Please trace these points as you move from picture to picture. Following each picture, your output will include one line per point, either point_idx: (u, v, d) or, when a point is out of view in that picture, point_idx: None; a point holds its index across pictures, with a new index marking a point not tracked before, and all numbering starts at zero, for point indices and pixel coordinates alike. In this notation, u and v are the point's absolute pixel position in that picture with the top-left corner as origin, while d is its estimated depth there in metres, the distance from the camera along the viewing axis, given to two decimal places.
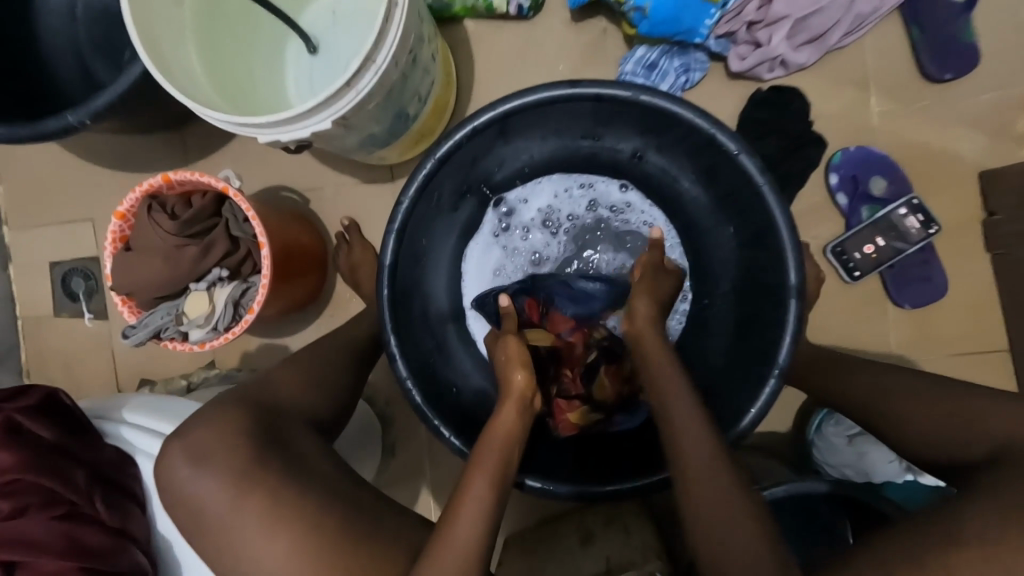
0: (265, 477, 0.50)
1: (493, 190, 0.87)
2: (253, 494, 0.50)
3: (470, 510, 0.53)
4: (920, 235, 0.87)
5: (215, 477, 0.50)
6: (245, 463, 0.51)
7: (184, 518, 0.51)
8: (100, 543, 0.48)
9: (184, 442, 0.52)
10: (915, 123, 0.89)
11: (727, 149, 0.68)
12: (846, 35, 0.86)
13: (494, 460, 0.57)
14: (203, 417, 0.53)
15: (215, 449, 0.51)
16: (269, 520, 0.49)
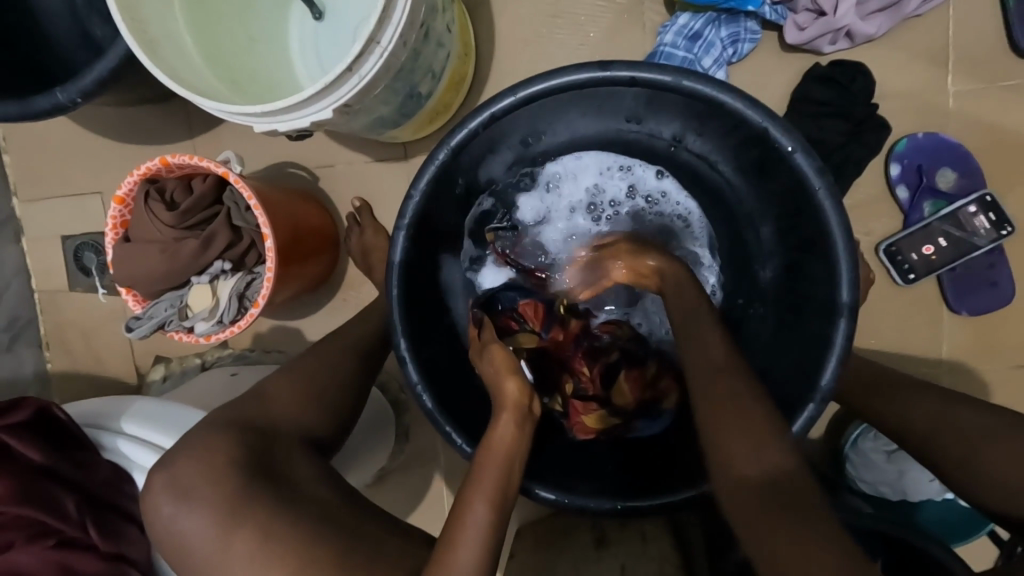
0: (258, 510, 0.48)
1: (523, 165, 0.79)
2: (243, 528, 0.47)
3: (469, 543, 0.50)
4: (989, 236, 0.78)
5: (204, 507, 0.48)
6: (235, 495, 0.48)
7: (178, 545, 0.50)
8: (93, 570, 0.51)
9: (170, 473, 0.50)
10: (998, 105, 0.78)
11: (779, 146, 0.60)
12: (926, 1, 0.74)
13: (494, 480, 0.53)
14: (194, 444, 0.51)
15: (200, 482, 0.49)
16: (260, 555, 0.47)
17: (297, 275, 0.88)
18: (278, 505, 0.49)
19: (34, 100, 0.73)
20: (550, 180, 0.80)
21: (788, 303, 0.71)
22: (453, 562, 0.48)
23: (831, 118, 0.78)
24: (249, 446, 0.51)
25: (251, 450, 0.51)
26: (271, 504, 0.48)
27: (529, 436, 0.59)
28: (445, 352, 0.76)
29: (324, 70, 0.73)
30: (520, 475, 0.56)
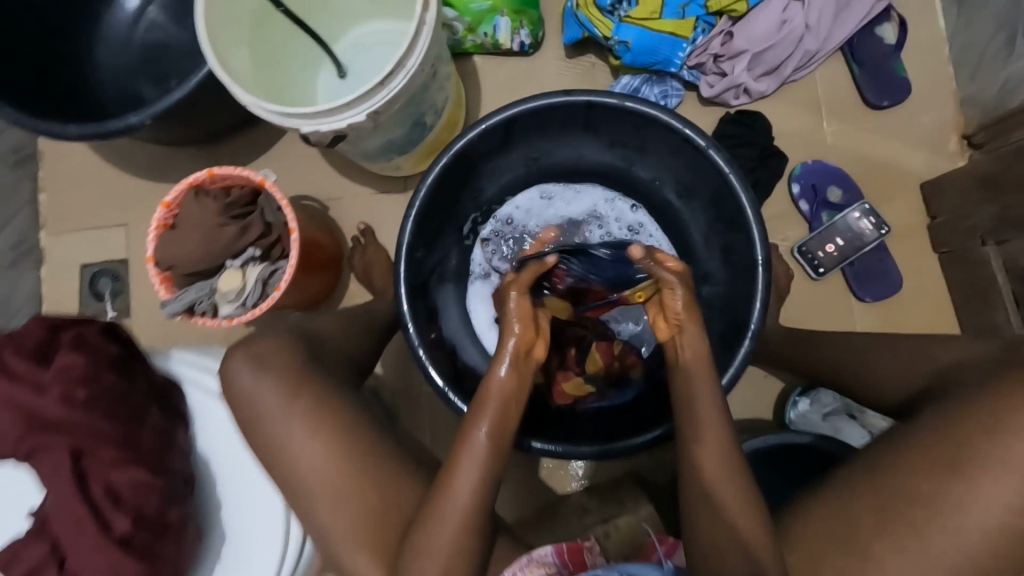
0: (313, 389, 0.59)
1: (512, 189, 1.00)
2: (302, 398, 0.58)
3: (467, 466, 0.56)
4: (875, 235, 0.99)
5: (271, 382, 0.58)
6: (295, 373, 0.59)
7: (243, 409, 0.59)
8: (154, 445, 0.56)
9: (248, 351, 0.60)
10: (864, 142, 1.03)
11: (698, 144, 0.81)
12: (798, 69, 1.01)
13: (496, 409, 0.58)
14: (266, 337, 0.61)
15: (274, 357, 0.59)
16: (313, 419, 0.58)
17: (304, 285, 0.96)
18: (323, 390, 0.59)
19: (109, 122, 0.89)
20: (548, 196, 1.01)
21: (734, 287, 0.87)
22: (453, 484, 0.55)
23: (742, 149, 1.01)
24: (301, 348, 0.62)
25: (303, 353, 0.62)
26: (322, 386, 0.59)
27: (528, 382, 0.60)
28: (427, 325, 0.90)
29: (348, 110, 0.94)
30: (521, 407, 0.59)
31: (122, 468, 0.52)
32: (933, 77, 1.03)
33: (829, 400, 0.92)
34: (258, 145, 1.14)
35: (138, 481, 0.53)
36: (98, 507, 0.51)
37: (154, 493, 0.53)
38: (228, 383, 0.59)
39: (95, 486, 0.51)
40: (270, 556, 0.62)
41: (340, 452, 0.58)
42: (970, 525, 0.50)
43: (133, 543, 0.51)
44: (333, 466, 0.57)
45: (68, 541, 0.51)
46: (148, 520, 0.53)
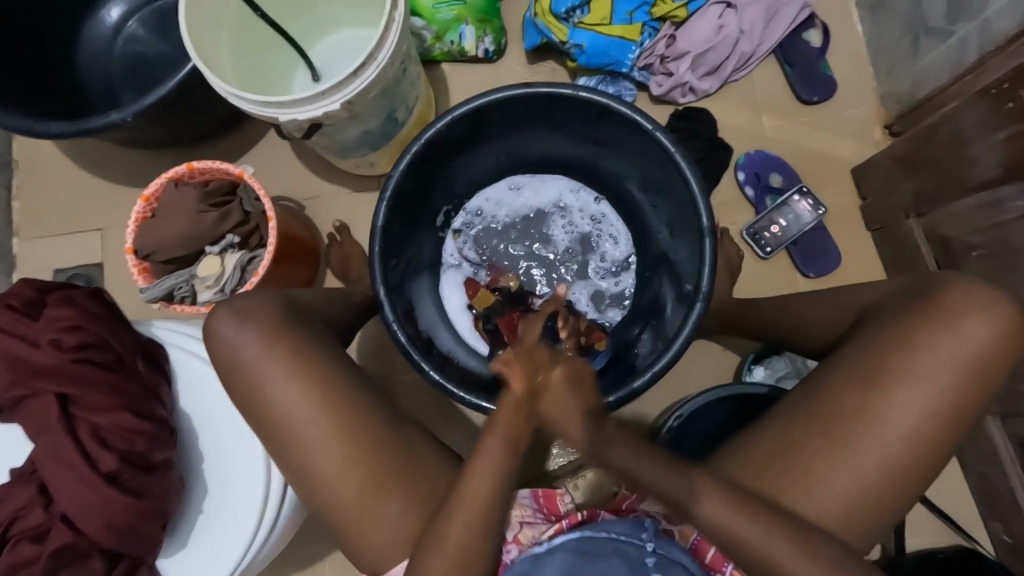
0: (295, 343, 0.63)
1: (482, 183, 1.06)
2: (283, 346, 0.62)
3: (482, 468, 0.59)
4: (813, 215, 1.07)
5: (255, 331, 0.62)
6: (277, 323, 0.63)
7: (229, 361, 0.63)
8: (135, 391, 0.61)
9: (231, 306, 0.64)
10: (800, 134, 1.13)
11: (646, 129, 0.87)
12: (736, 69, 1.12)
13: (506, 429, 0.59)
14: (252, 294, 0.66)
15: (257, 313, 0.63)
16: (294, 371, 0.61)
17: (280, 276, 0.98)
18: (303, 344, 0.63)
19: (92, 119, 0.93)
20: (516, 188, 1.07)
21: (688, 261, 0.92)
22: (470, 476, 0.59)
23: (691, 141, 1.10)
24: (284, 309, 0.66)
25: (285, 313, 0.65)
26: (303, 340, 0.63)
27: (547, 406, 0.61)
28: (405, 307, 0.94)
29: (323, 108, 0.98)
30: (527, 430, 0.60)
31: (106, 413, 0.59)
32: (855, 76, 1.15)
33: (780, 364, 1.00)
34: (237, 150, 1.17)
35: (120, 425, 0.59)
36: (85, 447, 0.58)
37: (137, 436, 0.59)
38: (213, 334, 0.63)
39: (82, 430, 0.58)
40: (250, 503, 0.64)
41: (319, 394, 0.61)
42: (887, 431, 0.63)
43: (119, 480, 0.58)
44: (314, 410, 0.60)
45: (59, 478, 0.57)
46: (132, 460, 0.58)
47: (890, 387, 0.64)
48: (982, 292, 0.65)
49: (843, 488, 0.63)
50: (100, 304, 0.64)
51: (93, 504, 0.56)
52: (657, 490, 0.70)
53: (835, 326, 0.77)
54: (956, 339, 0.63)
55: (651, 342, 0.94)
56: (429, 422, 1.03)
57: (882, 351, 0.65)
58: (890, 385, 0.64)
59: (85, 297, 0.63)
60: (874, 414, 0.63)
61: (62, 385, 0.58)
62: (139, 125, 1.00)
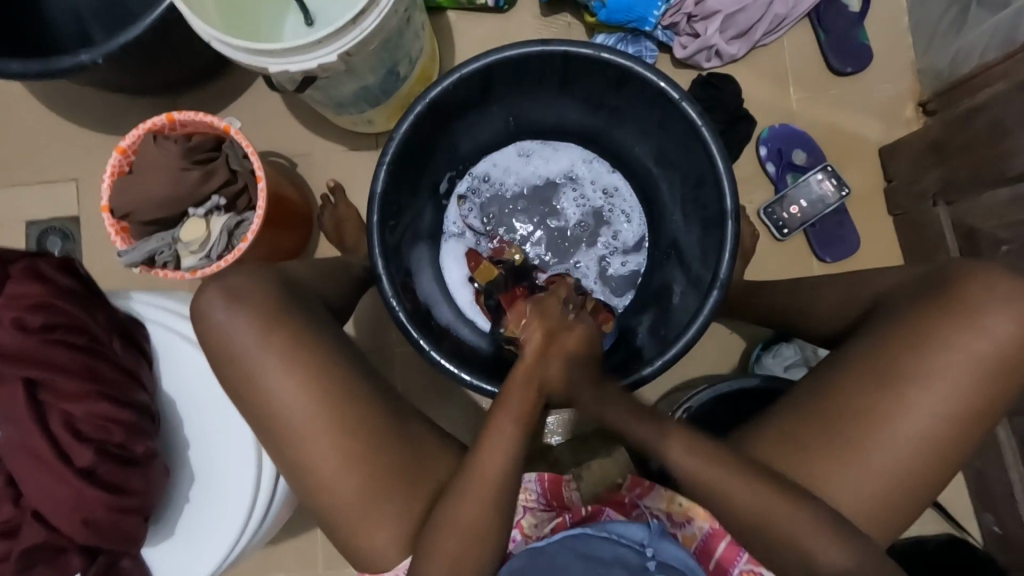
0: (286, 325, 0.58)
1: (489, 147, 0.99)
2: (271, 333, 0.58)
3: (498, 464, 0.57)
4: (835, 197, 1.02)
5: (245, 315, 0.58)
6: (266, 306, 0.58)
7: (216, 347, 0.59)
8: (114, 376, 0.57)
9: (224, 284, 0.59)
10: (828, 108, 1.06)
11: (671, 98, 0.79)
12: (767, 33, 1.04)
13: (518, 407, 0.59)
14: (240, 272, 0.61)
15: (246, 295, 0.58)
16: (284, 358, 0.57)
17: (270, 242, 0.92)
18: (298, 325, 0.59)
19: (58, 58, 0.84)
20: (526, 154, 1.00)
21: (704, 242, 0.87)
22: (484, 467, 0.57)
23: (712, 111, 1.02)
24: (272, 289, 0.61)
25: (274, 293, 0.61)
26: (295, 325, 0.59)
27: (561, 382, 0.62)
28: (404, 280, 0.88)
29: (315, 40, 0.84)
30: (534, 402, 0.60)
31: (80, 400, 0.55)
32: (892, 47, 1.07)
33: (789, 352, 0.97)
34: (223, 98, 1.08)
35: (97, 414, 0.55)
36: (57, 438, 0.54)
37: (115, 426, 0.55)
38: (204, 313, 0.59)
39: (53, 419, 0.54)
40: (240, 494, 0.62)
41: (315, 382, 0.57)
42: (901, 437, 0.59)
43: (96, 474, 0.54)
44: (303, 404, 0.56)
45: (28, 470, 0.53)
46: (110, 452, 0.55)
47: (898, 383, 0.60)
48: (1002, 283, 0.59)
49: (860, 495, 0.59)
50: (71, 276, 0.59)
51: (68, 500, 0.53)
52: (661, 491, 0.67)
53: (843, 315, 0.72)
54: (976, 339, 0.59)
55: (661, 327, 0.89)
56: (426, 397, 1.00)
57: (892, 348, 0.61)
58: (898, 381, 0.59)
59: (52, 270, 0.57)
60: (887, 413, 0.59)
61: (29, 368, 0.53)
62: (112, 66, 0.91)
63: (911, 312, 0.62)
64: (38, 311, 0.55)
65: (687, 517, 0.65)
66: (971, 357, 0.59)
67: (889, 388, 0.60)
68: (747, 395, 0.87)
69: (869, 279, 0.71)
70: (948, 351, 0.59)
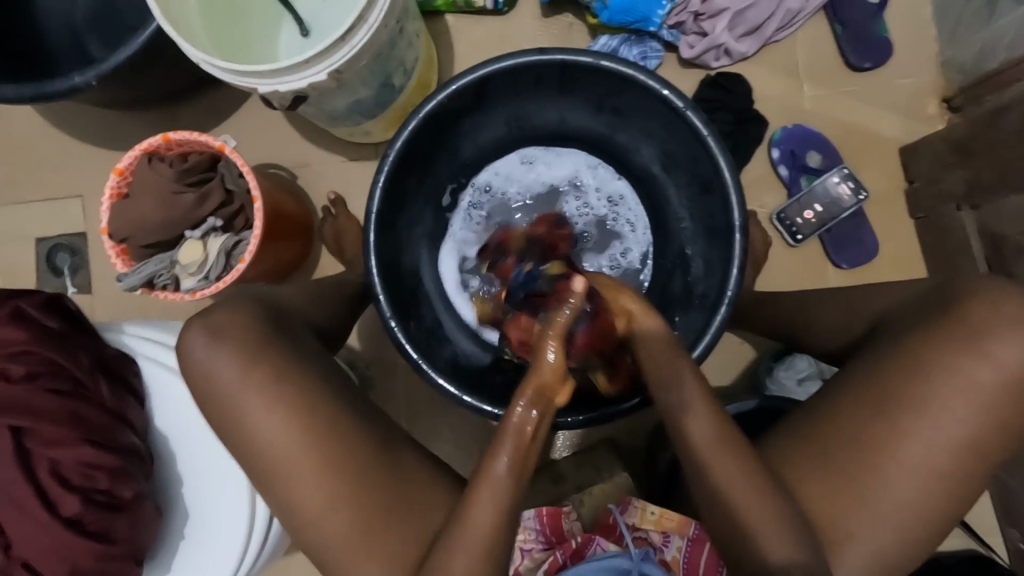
0: (274, 360, 0.58)
1: (489, 156, 0.96)
2: (259, 371, 0.57)
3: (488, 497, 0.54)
4: (852, 200, 0.97)
5: (231, 353, 0.58)
6: (250, 345, 0.58)
7: (202, 387, 0.59)
8: (101, 421, 0.59)
9: (207, 320, 0.59)
10: (845, 106, 1.01)
11: (675, 106, 0.76)
12: (780, 29, 0.99)
13: (512, 443, 0.53)
14: (223, 306, 0.61)
15: (227, 333, 0.58)
16: (270, 395, 0.57)
17: (270, 261, 0.91)
18: (287, 360, 0.59)
19: (52, 82, 0.83)
20: (528, 162, 0.97)
21: (709, 253, 0.84)
22: (471, 512, 0.53)
23: (720, 113, 0.98)
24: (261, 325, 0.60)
25: (262, 327, 0.60)
26: (283, 362, 0.58)
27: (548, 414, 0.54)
28: (401, 294, 0.85)
29: (302, 51, 0.80)
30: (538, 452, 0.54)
31: (64, 448, 0.56)
32: (915, 39, 1.01)
33: (803, 365, 0.93)
34: (221, 109, 1.07)
35: (81, 462, 0.57)
36: (44, 486, 0.55)
37: (101, 472, 0.57)
38: (186, 357, 0.59)
39: (40, 467, 0.56)
40: (234, 534, 0.64)
41: (300, 425, 0.57)
42: (909, 471, 0.56)
43: (82, 523, 0.56)
44: (292, 443, 0.57)
45: (14, 520, 0.55)
46: (96, 499, 0.57)
47: (903, 413, 0.56)
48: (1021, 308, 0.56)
49: (879, 540, 0.56)
50: (56, 317, 0.62)
51: (55, 549, 0.55)
52: (634, 505, 0.70)
53: (846, 330, 0.69)
54: (991, 368, 0.55)
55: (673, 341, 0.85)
56: (428, 413, 0.99)
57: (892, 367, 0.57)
58: (903, 409, 0.56)
59: (37, 313, 0.61)
60: (897, 443, 0.56)
61: (14, 417, 0.56)
62: (106, 85, 0.90)
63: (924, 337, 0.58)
64: (20, 359, 0.58)
65: (663, 534, 0.68)
66: (985, 389, 0.55)
67: (887, 417, 0.57)
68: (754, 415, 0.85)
69: (882, 297, 0.68)
70: (962, 380, 0.55)
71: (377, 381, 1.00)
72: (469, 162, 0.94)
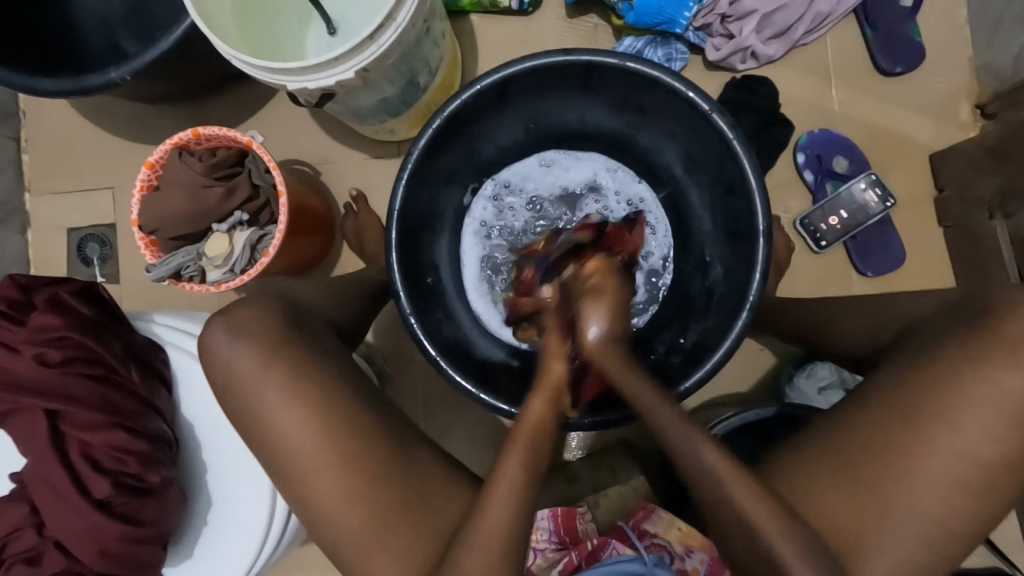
0: (297, 354, 0.59)
1: (510, 157, 0.96)
2: (282, 364, 0.59)
3: (505, 495, 0.54)
4: (879, 207, 0.96)
5: (254, 347, 0.59)
6: (275, 338, 0.59)
7: (226, 379, 0.60)
8: (131, 408, 0.60)
9: (226, 318, 0.60)
10: (874, 110, 1.00)
11: (700, 109, 0.76)
12: (809, 32, 0.97)
13: (524, 436, 0.55)
14: (248, 302, 0.62)
15: (252, 326, 0.60)
16: (291, 388, 0.58)
17: (293, 255, 0.93)
18: (310, 354, 0.60)
19: (89, 77, 0.86)
20: (548, 163, 0.97)
21: (731, 259, 0.83)
22: (488, 508, 0.54)
23: (745, 116, 0.97)
24: (286, 318, 0.61)
25: (286, 320, 0.61)
26: (306, 355, 0.60)
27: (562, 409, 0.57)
28: (421, 291, 0.85)
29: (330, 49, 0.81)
30: (550, 452, 0.57)
31: (96, 432, 0.58)
32: (948, 43, 0.99)
33: (824, 373, 0.92)
34: (248, 105, 1.08)
35: (112, 446, 0.58)
36: (76, 469, 0.57)
37: (130, 457, 0.58)
38: (209, 349, 0.60)
39: (73, 451, 0.57)
40: (254, 523, 0.65)
41: (321, 417, 0.58)
42: (934, 484, 0.55)
43: (111, 506, 0.57)
44: (312, 436, 0.58)
45: (48, 500, 0.57)
46: (125, 483, 0.58)
47: (931, 428, 0.55)
48: None
49: (902, 553, 0.55)
50: (91, 305, 0.64)
51: (85, 531, 0.56)
52: (658, 514, 0.70)
53: (873, 341, 0.68)
54: (1020, 382, 0.54)
55: (691, 350, 0.84)
56: (443, 410, 1.00)
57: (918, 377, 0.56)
58: (929, 421, 0.55)
59: (72, 300, 0.63)
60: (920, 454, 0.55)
61: (48, 401, 0.57)
62: (140, 80, 0.92)
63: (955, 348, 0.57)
64: (57, 345, 0.60)
65: (685, 547, 0.68)
66: (1016, 401, 0.54)
67: (912, 428, 0.56)
68: (772, 422, 0.84)
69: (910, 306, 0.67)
70: (992, 393, 0.54)
71: (394, 376, 1.01)
72: (489, 163, 0.94)
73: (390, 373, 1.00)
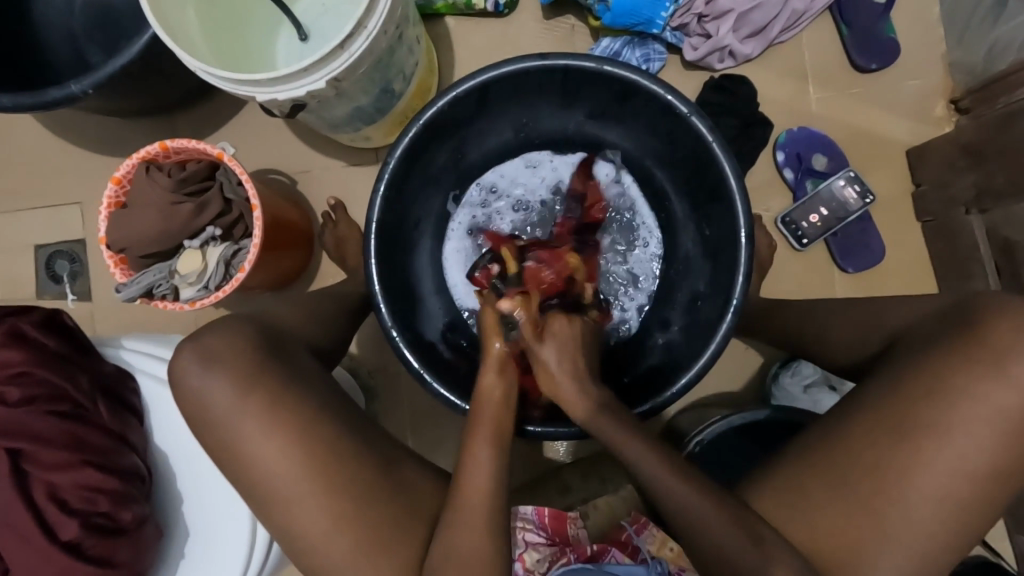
0: (272, 379, 0.58)
1: (491, 162, 0.94)
2: (256, 391, 0.57)
3: None
4: (858, 204, 0.96)
5: (225, 375, 0.57)
6: (247, 364, 0.58)
7: (198, 407, 0.58)
8: (101, 442, 0.58)
9: (196, 346, 0.58)
10: (852, 107, 1.00)
11: (680, 113, 0.75)
12: (785, 30, 0.97)
13: (489, 422, 0.61)
14: (215, 328, 0.60)
15: (222, 352, 0.58)
16: (267, 415, 0.56)
17: (271, 268, 0.90)
18: (286, 378, 0.58)
19: (48, 91, 0.82)
20: (533, 164, 0.94)
21: (713, 262, 0.83)
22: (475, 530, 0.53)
23: (724, 117, 0.97)
24: (260, 341, 0.60)
25: (261, 344, 0.59)
26: (281, 379, 0.58)
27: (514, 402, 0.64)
28: (403, 303, 0.84)
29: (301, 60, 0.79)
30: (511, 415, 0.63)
31: (64, 471, 0.56)
32: (921, 40, 1.00)
33: (808, 372, 0.93)
34: (220, 115, 1.05)
35: (80, 485, 0.56)
36: (42, 510, 0.55)
37: (101, 495, 0.57)
38: (178, 379, 0.58)
39: (37, 491, 0.55)
40: (236, 551, 0.64)
41: (299, 443, 0.56)
42: (917, 487, 0.55)
43: (81, 547, 0.55)
44: (290, 463, 0.56)
45: (13, 543, 0.55)
46: (95, 522, 0.56)
47: (912, 431, 0.55)
48: None
49: (890, 555, 0.55)
50: (56, 337, 0.62)
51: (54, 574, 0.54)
52: (655, 531, 0.68)
53: (862, 343, 0.68)
54: (997, 384, 0.54)
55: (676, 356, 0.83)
56: (430, 421, 0.98)
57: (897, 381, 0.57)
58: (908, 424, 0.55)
59: (35, 332, 0.61)
60: (902, 457, 0.55)
61: (11, 440, 0.55)
62: (103, 92, 0.89)
63: (936, 352, 0.57)
64: (19, 381, 0.58)
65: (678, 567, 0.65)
66: (996, 404, 0.54)
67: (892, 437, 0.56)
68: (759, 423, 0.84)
69: (890, 308, 0.67)
70: (972, 396, 0.54)
71: (379, 387, 0.99)
72: (471, 167, 0.93)
73: (374, 385, 0.99)
